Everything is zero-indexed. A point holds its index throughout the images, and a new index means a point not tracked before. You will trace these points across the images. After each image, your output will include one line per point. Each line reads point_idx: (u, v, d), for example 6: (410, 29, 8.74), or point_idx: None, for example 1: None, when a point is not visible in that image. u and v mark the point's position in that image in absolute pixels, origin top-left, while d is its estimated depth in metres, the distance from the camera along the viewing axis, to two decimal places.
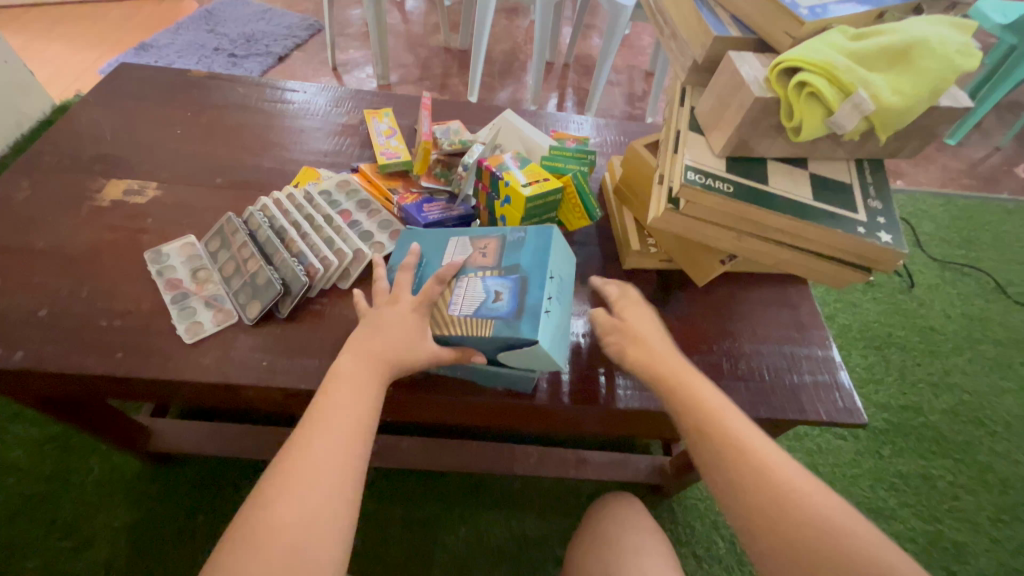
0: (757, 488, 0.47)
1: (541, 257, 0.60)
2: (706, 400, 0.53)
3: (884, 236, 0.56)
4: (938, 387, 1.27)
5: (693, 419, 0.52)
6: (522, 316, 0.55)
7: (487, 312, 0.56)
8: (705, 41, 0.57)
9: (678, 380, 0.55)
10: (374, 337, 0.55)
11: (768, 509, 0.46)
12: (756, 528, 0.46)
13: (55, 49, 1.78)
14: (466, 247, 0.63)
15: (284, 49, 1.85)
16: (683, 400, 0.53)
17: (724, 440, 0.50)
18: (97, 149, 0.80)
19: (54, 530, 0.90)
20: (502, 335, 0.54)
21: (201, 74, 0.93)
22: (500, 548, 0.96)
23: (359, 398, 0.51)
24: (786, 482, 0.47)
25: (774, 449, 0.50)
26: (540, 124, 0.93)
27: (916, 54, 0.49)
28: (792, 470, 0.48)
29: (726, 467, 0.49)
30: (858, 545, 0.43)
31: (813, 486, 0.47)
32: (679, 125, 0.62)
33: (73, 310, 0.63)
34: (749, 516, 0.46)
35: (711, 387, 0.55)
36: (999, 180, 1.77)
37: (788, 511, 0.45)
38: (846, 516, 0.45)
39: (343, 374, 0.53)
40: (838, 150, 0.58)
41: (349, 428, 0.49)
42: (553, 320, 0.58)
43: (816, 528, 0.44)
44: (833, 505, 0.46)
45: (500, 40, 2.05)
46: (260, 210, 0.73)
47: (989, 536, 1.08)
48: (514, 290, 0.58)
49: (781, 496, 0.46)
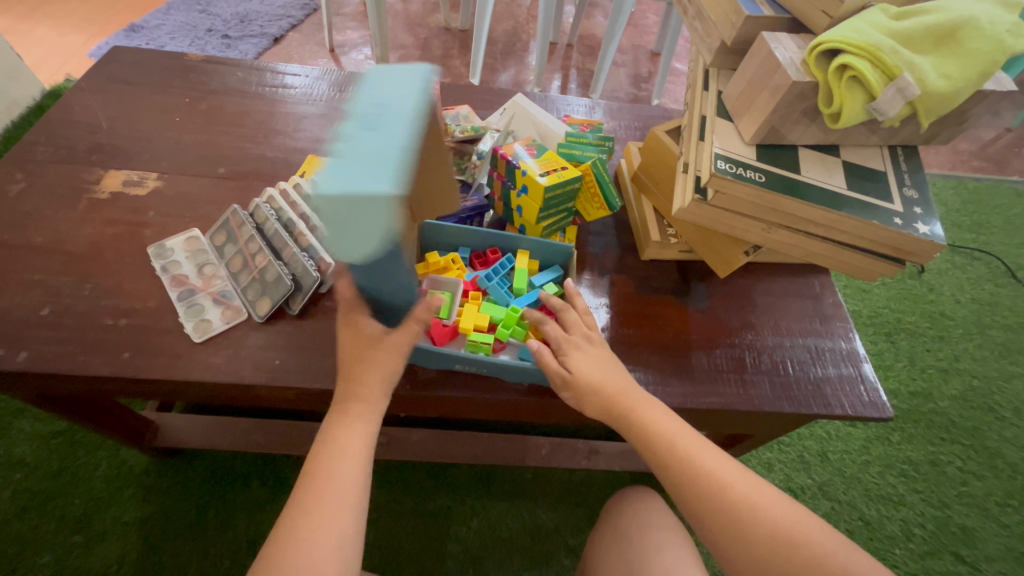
0: (722, 509, 0.50)
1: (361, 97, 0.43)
2: (660, 430, 0.53)
3: (922, 227, 0.53)
4: (948, 373, 1.26)
5: (652, 451, 0.53)
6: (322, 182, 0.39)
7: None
8: (735, 21, 0.55)
9: (632, 409, 0.54)
10: (349, 385, 0.53)
11: (735, 529, 0.49)
12: (722, 546, 0.49)
13: (42, 31, 1.72)
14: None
15: (279, 30, 1.79)
16: (639, 430, 0.54)
17: (685, 467, 0.52)
18: (94, 140, 0.77)
19: (64, 526, 0.89)
20: None
21: (197, 58, 0.89)
22: (512, 538, 0.96)
23: (344, 461, 0.51)
24: (744, 498, 0.50)
25: (729, 464, 0.52)
26: (551, 109, 0.90)
27: (963, 35, 0.46)
28: (747, 484, 0.51)
29: (690, 493, 0.51)
30: (815, 553, 0.47)
31: (765, 496, 0.50)
32: (704, 110, 0.59)
33: (78, 308, 0.61)
34: (716, 537, 0.50)
35: (662, 410, 0.55)
36: (1009, 161, 1.74)
37: (750, 531, 0.49)
38: (799, 524, 0.49)
39: (326, 438, 0.52)
40: (873, 137, 0.56)
41: (336, 499, 0.49)
42: (353, 157, 0.37)
43: (774, 541, 0.48)
44: (789, 514, 0.49)
45: (502, 20, 1.99)
46: (265, 201, 0.70)
47: (998, 521, 1.08)
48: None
49: (742, 519, 0.49)
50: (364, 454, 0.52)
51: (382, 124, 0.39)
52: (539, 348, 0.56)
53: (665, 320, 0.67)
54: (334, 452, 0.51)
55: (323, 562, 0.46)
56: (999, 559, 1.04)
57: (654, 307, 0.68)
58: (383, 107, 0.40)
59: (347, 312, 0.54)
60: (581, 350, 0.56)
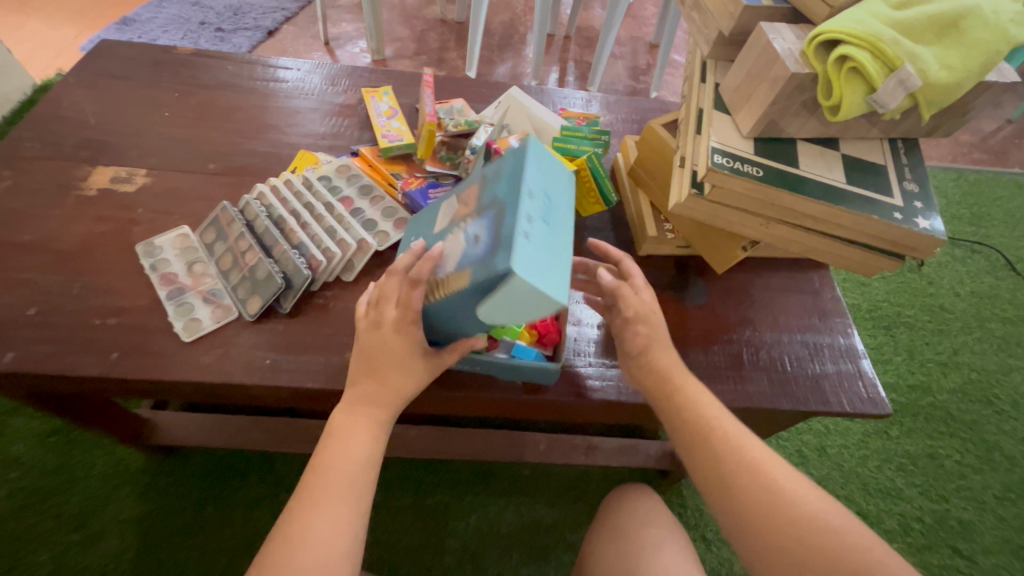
0: (752, 489, 0.48)
1: (519, 170, 0.47)
2: (702, 408, 0.53)
3: (922, 222, 0.53)
4: (947, 366, 1.25)
5: (688, 426, 0.52)
6: (497, 249, 0.42)
7: (463, 261, 0.45)
8: (733, 11, 0.53)
9: (676, 383, 0.54)
10: (368, 380, 0.52)
11: (763, 510, 0.47)
12: (750, 526, 0.47)
13: (33, 25, 1.70)
14: (454, 206, 0.53)
15: (273, 23, 1.76)
16: (680, 403, 0.53)
17: (720, 445, 0.51)
18: (82, 135, 0.75)
19: (60, 525, 0.88)
20: (477, 278, 0.42)
21: (187, 51, 0.88)
22: (510, 533, 0.95)
23: (354, 457, 0.50)
24: (778, 482, 0.48)
25: (764, 450, 0.51)
26: (547, 102, 0.89)
27: (966, 24, 0.45)
28: (783, 471, 0.49)
29: (722, 471, 0.50)
30: (850, 543, 0.44)
31: (801, 486, 0.48)
32: (701, 103, 0.58)
33: (66, 308, 0.60)
34: (741, 516, 0.48)
35: (707, 394, 0.55)
36: (1010, 153, 1.73)
37: (782, 513, 0.46)
38: (835, 515, 0.46)
39: (337, 432, 0.51)
40: (872, 130, 0.54)
41: (347, 496, 0.48)
42: (543, 246, 0.43)
43: (806, 526, 0.46)
44: (826, 504, 0.47)
45: (499, 11, 1.96)
46: (255, 198, 0.69)
47: (996, 515, 1.08)
48: (490, 224, 0.45)
49: (776, 500, 0.47)
50: (372, 452, 0.51)
51: (555, 219, 0.45)
52: (617, 283, 0.56)
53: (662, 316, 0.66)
54: (344, 448, 0.50)
55: (329, 559, 0.45)
56: (997, 552, 1.04)
57: None
58: (551, 201, 0.46)
59: (402, 325, 0.51)
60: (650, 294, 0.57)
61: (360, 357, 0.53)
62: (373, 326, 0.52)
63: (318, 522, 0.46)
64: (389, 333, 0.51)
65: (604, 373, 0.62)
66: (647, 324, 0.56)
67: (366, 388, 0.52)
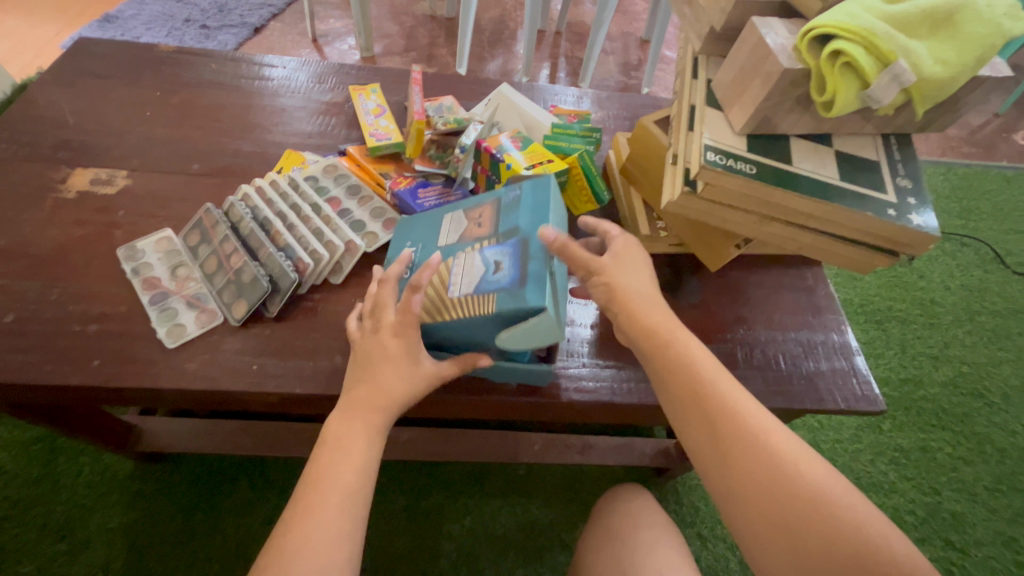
0: (749, 455, 0.46)
1: (540, 212, 0.54)
2: (699, 366, 0.51)
3: (915, 218, 0.52)
4: (938, 359, 1.26)
5: (683, 384, 0.50)
6: (525, 282, 0.50)
7: (487, 287, 0.51)
8: (724, 6, 0.53)
9: (669, 341, 0.52)
10: (364, 386, 0.52)
11: (758, 478, 0.46)
12: (741, 493, 0.46)
13: (12, 23, 1.66)
14: (461, 220, 0.59)
15: (260, 20, 1.73)
16: (674, 362, 0.51)
17: (718, 407, 0.49)
18: (60, 136, 0.73)
19: (47, 534, 0.87)
20: (506, 308, 0.49)
21: (169, 49, 0.86)
22: (504, 535, 0.95)
23: (350, 466, 0.49)
24: (778, 452, 0.46)
25: (765, 416, 0.49)
26: (537, 98, 0.88)
27: (961, 18, 0.45)
28: (782, 436, 0.48)
29: (719, 437, 0.48)
30: (845, 517, 0.43)
31: (801, 454, 0.47)
32: (693, 99, 0.57)
33: (44, 315, 0.58)
34: (736, 484, 0.46)
35: (704, 351, 0.52)
36: (997, 146, 1.74)
37: (778, 483, 0.45)
38: (833, 485, 0.45)
39: (332, 440, 0.50)
40: (866, 125, 0.54)
41: (344, 506, 0.47)
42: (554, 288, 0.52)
43: (803, 496, 0.45)
44: (824, 474, 0.46)
45: (489, 7, 1.95)
46: (240, 199, 0.68)
47: (988, 506, 1.09)
48: (514, 257, 0.52)
49: (773, 468, 0.46)
50: (368, 464, 0.50)
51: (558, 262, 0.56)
52: (563, 239, 0.51)
53: None
54: (340, 455, 0.49)
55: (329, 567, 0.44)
56: (988, 543, 1.05)
57: None
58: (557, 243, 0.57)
59: (401, 329, 0.51)
60: (624, 241, 0.57)
61: (357, 363, 0.53)
62: (371, 332, 0.53)
63: (317, 530, 0.45)
64: (387, 338, 0.52)
65: (604, 374, 0.62)
66: (603, 278, 0.54)
67: (360, 394, 0.51)
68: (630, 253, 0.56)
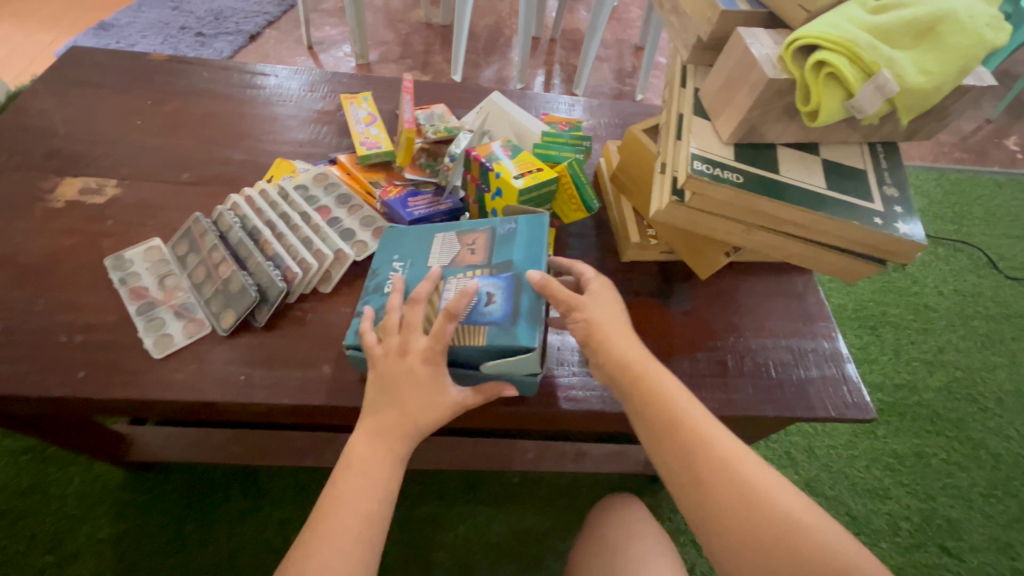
0: (722, 485, 0.47)
1: (534, 251, 0.57)
2: (670, 397, 0.51)
3: (901, 226, 0.52)
4: (932, 365, 1.26)
5: (656, 416, 0.50)
6: (518, 320, 0.52)
7: (477, 318, 0.53)
8: (711, 16, 0.53)
9: (643, 371, 0.52)
10: (388, 412, 0.51)
11: (732, 506, 0.46)
12: (716, 522, 0.46)
13: (7, 31, 1.67)
14: (454, 244, 0.60)
15: (256, 27, 1.74)
16: (646, 392, 0.51)
17: (690, 438, 0.49)
18: (50, 145, 0.73)
19: (34, 546, 0.86)
20: (498, 342, 0.51)
21: (162, 58, 0.86)
22: (498, 543, 0.94)
23: (373, 493, 0.49)
24: (749, 481, 0.47)
25: (735, 443, 0.49)
26: (529, 106, 0.88)
27: (943, 29, 0.45)
28: (753, 464, 0.48)
29: (693, 469, 0.48)
30: (815, 540, 0.44)
31: (772, 481, 0.47)
32: (681, 108, 0.58)
33: (30, 325, 0.58)
34: (710, 515, 0.47)
35: (675, 380, 0.52)
36: (989, 152, 1.75)
37: (751, 510, 0.46)
38: (802, 510, 0.46)
39: (357, 466, 0.50)
40: (853, 134, 0.54)
41: (361, 532, 0.47)
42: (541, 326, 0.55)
43: (775, 522, 0.45)
44: (793, 498, 0.47)
45: (484, 15, 1.96)
46: (229, 209, 0.68)
47: (983, 512, 1.09)
48: (507, 292, 0.54)
49: (745, 496, 0.46)
50: (385, 492, 0.50)
51: None
52: (546, 279, 0.53)
53: (647, 323, 0.65)
54: (360, 479, 0.49)
55: None
56: (983, 549, 1.05)
57: (634, 312, 0.66)
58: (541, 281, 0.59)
59: (431, 356, 0.50)
60: (602, 284, 0.58)
61: (377, 386, 0.51)
62: (397, 355, 0.51)
63: (331, 556, 0.46)
64: (416, 364, 0.51)
65: (595, 383, 0.61)
66: (582, 315, 0.54)
67: (386, 417, 0.51)
68: (607, 294, 0.57)
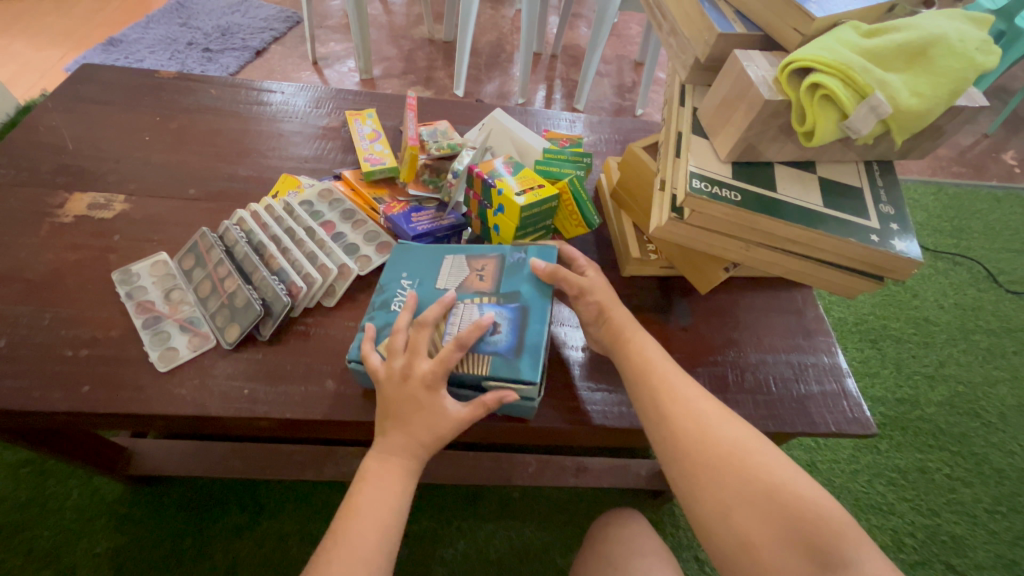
0: (681, 416, 0.52)
1: (541, 285, 0.59)
2: (642, 349, 0.57)
3: (898, 244, 0.53)
4: (934, 379, 1.26)
5: (629, 363, 0.57)
6: (522, 353, 0.54)
7: (483, 347, 0.54)
8: (708, 38, 0.54)
9: (626, 331, 0.59)
10: (399, 429, 0.51)
11: (689, 435, 0.51)
12: (676, 450, 0.51)
13: (18, 45, 1.70)
14: (463, 269, 0.61)
15: (262, 43, 1.77)
16: (624, 345, 0.58)
17: (657, 380, 0.55)
18: (59, 161, 0.74)
19: (32, 561, 0.85)
20: (501, 373, 0.52)
21: (170, 75, 0.88)
22: (499, 560, 0.93)
23: (387, 504, 0.49)
24: (704, 414, 0.52)
25: (699, 391, 0.55)
26: (530, 123, 0.89)
27: (934, 52, 0.47)
28: (710, 404, 0.53)
29: (659, 405, 0.53)
30: (758, 462, 0.49)
31: (725, 418, 0.52)
32: (680, 127, 0.59)
33: (35, 339, 0.58)
34: (675, 445, 0.51)
35: (651, 339, 0.59)
36: (987, 166, 1.77)
37: (703, 438, 0.51)
38: (750, 439, 0.51)
39: (373, 476, 0.50)
40: (849, 153, 0.55)
41: (379, 537, 0.48)
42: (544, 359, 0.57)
43: (724, 449, 0.50)
44: (743, 431, 0.51)
45: (486, 31, 1.99)
46: (235, 224, 0.69)
47: (987, 528, 1.08)
48: (512, 323, 0.56)
49: (700, 427, 0.51)
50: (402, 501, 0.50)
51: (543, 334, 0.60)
52: (554, 268, 0.58)
53: None
54: (377, 488, 0.50)
55: None
56: (989, 566, 1.03)
57: None
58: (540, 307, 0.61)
59: (432, 380, 0.51)
60: (595, 270, 0.63)
61: (385, 408, 0.52)
62: (400, 379, 0.51)
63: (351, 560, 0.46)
64: (418, 389, 0.51)
65: (601, 399, 0.62)
66: (595, 298, 0.60)
67: (394, 439, 0.51)
68: (596, 271, 0.63)
